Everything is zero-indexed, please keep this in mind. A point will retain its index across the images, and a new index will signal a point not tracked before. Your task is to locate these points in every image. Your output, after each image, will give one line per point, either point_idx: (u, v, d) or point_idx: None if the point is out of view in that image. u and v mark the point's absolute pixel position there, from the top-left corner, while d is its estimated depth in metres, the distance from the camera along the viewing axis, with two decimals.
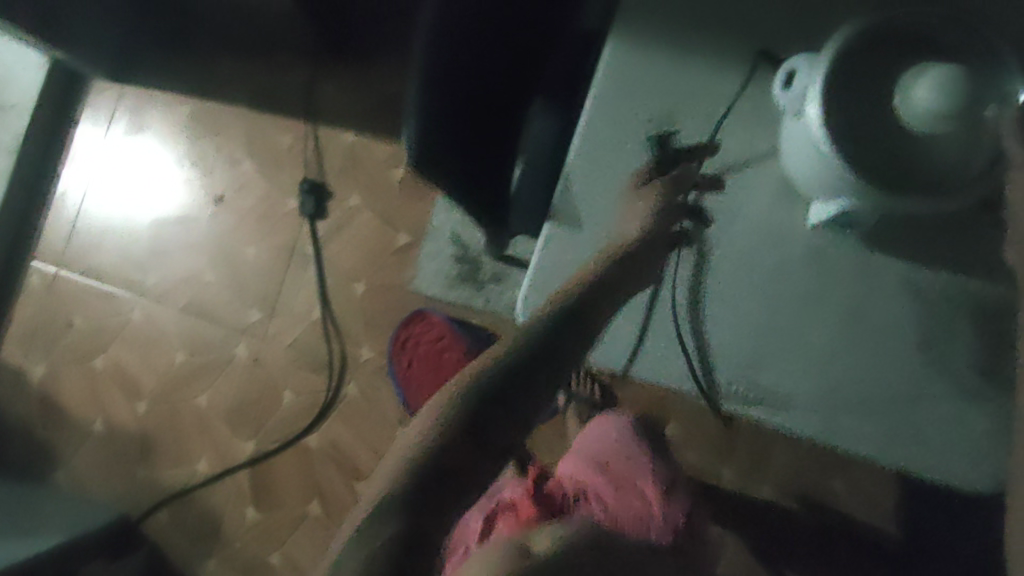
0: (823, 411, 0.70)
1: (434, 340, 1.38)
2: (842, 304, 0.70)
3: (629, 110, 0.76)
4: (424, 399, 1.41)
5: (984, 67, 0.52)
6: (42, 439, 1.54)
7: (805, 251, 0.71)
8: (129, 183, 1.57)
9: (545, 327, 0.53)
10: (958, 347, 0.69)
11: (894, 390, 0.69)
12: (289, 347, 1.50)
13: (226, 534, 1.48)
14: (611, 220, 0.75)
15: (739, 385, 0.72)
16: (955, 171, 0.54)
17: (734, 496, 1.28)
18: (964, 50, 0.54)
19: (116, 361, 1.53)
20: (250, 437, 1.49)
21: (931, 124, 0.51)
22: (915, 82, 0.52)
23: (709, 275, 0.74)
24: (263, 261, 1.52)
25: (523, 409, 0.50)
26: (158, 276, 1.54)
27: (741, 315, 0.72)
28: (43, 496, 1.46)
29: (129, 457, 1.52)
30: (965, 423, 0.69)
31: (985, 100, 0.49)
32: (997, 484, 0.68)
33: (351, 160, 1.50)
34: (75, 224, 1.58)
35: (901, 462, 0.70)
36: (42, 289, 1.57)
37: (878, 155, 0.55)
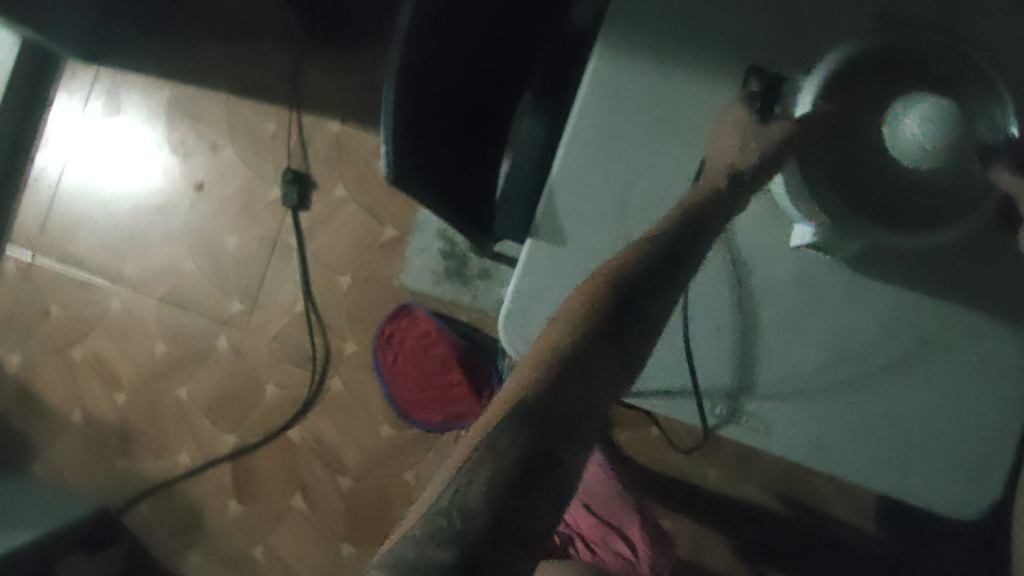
0: (813, 436, 0.71)
1: (420, 336, 1.41)
2: (832, 329, 0.70)
3: (612, 127, 0.74)
4: (411, 395, 1.42)
5: (963, 103, 0.59)
6: (21, 429, 1.51)
7: (795, 276, 0.70)
8: (107, 168, 1.53)
9: (637, 275, 0.39)
10: (945, 373, 0.69)
11: (884, 416, 0.70)
12: (272, 339, 1.47)
13: (209, 526, 1.48)
14: (594, 243, 0.75)
15: (731, 410, 0.72)
16: (944, 193, 0.60)
17: (716, 495, 1.30)
18: (947, 84, 0.60)
19: (95, 352, 1.50)
20: (233, 430, 1.47)
21: (925, 158, 0.56)
22: (905, 112, 0.56)
23: (699, 300, 0.72)
24: (245, 251, 1.48)
25: (617, 384, 0.36)
26: (137, 266, 1.51)
27: (733, 340, 0.72)
28: (21, 488, 1.44)
29: (109, 449, 1.50)
30: (956, 448, 0.70)
31: (976, 134, 0.57)
32: (983, 505, 0.70)
33: (336, 150, 1.47)
34: (51, 209, 1.54)
35: (890, 485, 0.72)
36: (15, 277, 1.52)
37: (863, 180, 0.60)
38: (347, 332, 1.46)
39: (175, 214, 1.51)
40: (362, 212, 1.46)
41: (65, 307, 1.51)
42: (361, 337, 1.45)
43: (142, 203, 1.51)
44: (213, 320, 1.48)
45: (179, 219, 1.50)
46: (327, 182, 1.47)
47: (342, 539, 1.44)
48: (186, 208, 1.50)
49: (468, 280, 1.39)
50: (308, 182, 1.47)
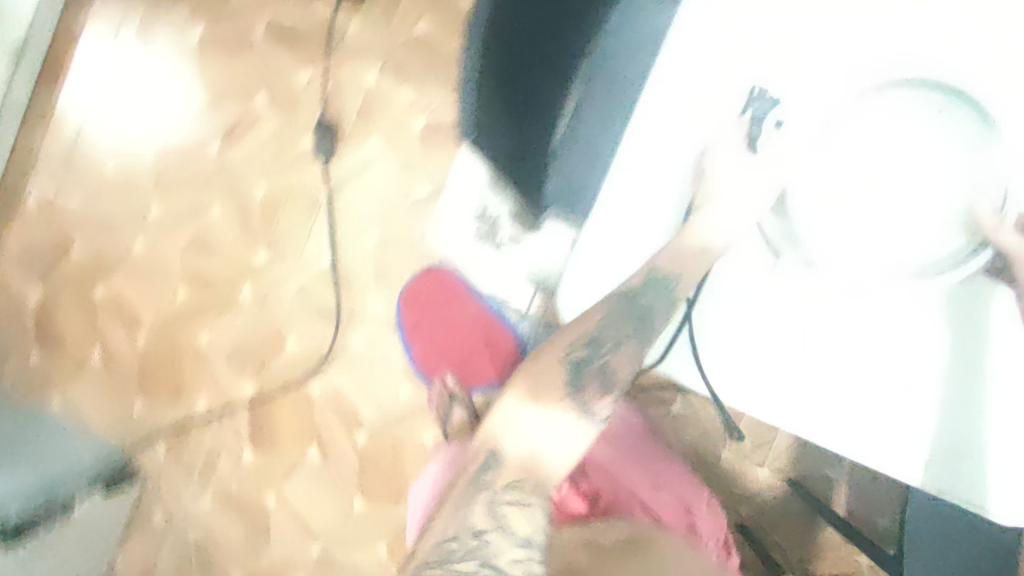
0: (804, 408, 0.82)
1: (445, 293, 1.39)
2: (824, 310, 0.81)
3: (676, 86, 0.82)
4: (433, 351, 1.41)
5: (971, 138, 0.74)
6: (40, 365, 1.51)
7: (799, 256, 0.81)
8: (133, 106, 1.49)
9: None
10: (931, 359, 0.79)
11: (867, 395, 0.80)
12: (296, 292, 1.46)
13: (224, 473, 1.49)
14: (637, 191, 0.85)
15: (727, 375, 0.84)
16: None
17: None
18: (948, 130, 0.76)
19: (117, 292, 1.49)
20: (252, 379, 1.47)
21: None
22: None
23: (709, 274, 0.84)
24: (273, 201, 1.46)
25: None
26: (162, 208, 1.48)
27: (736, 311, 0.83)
28: (36, 428, 1.42)
29: (128, 390, 1.50)
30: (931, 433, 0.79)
31: None
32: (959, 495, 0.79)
33: (371, 103, 1.44)
34: (76, 145, 1.50)
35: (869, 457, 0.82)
36: (39, 211, 1.50)
37: None
38: (373, 289, 1.44)
39: (202, 158, 1.47)
40: (394, 169, 1.44)
41: (88, 244, 1.49)
42: (386, 295, 1.44)
43: (169, 144, 1.48)
44: (238, 269, 1.47)
45: (206, 162, 1.47)
46: (360, 136, 1.44)
47: (356, 494, 1.45)
48: (214, 151, 1.47)
49: (497, 244, 1.37)
50: (341, 134, 1.44)
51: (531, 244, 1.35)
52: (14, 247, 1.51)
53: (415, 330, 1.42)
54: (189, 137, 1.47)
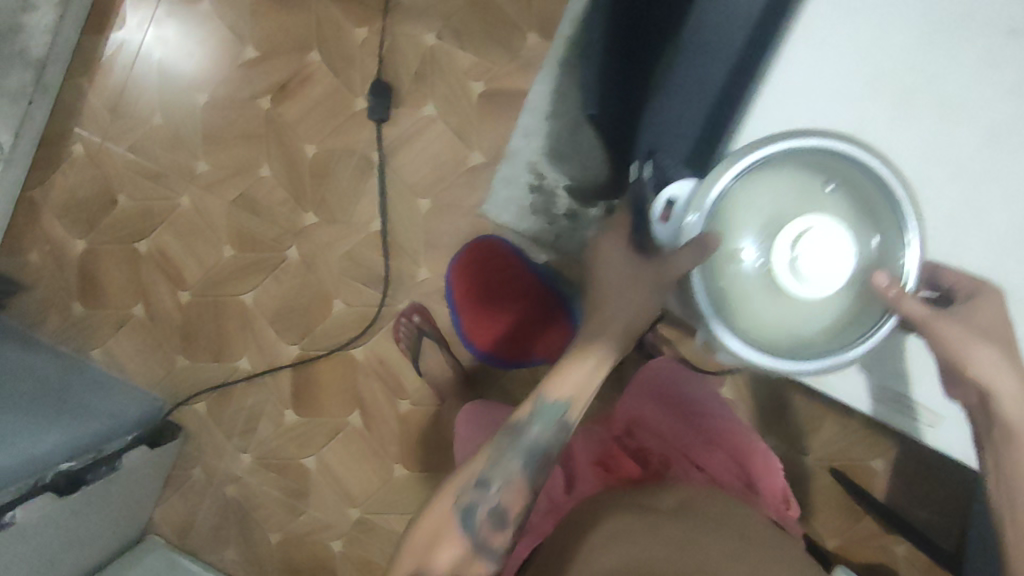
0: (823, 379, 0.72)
1: (501, 267, 1.37)
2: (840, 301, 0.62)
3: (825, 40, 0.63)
4: (476, 316, 1.40)
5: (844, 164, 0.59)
6: (80, 317, 1.49)
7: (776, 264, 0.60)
8: (185, 57, 1.44)
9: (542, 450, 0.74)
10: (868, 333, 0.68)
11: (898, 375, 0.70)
12: (343, 255, 1.44)
13: (263, 433, 1.49)
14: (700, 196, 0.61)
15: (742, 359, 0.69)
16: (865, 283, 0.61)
17: None
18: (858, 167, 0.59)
19: (162, 247, 1.47)
20: (296, 341, 1.46)
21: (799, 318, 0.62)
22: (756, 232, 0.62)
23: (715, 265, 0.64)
24: (324, 162, 1.43)
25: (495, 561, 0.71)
26: (210, 164, 1.45)
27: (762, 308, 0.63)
28: (80, 377, 1.41)
29: (170, 346, 1.49)
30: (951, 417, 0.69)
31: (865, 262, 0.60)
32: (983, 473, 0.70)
33: (429, 65, 1.40)
34: (123, 94, 1.45)
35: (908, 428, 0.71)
36: (83, 160, 1.47)
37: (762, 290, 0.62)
38: (421, 256, 1.42)
39: (252, 113, 1.43)
40: (449, 135, 1.40)
41: (134, 197, 1.46)
42: (435, 263, 1.42)
43: (219, 97, 1.44)
44: (285, 229, 1.44)
45: (256, 118, 1.43)
46: (416, 98, 1.40)
47: (395, 461, 1.45)
48: (265, 107, 1.43)
49: (554, 219, 1.34)
50: (396, 96, 1.41)
51: (587, 219, 1.33)
52: (56, 195, 1.48)
53: (464, 300, 1.39)
54: (240, 91, 1.43)
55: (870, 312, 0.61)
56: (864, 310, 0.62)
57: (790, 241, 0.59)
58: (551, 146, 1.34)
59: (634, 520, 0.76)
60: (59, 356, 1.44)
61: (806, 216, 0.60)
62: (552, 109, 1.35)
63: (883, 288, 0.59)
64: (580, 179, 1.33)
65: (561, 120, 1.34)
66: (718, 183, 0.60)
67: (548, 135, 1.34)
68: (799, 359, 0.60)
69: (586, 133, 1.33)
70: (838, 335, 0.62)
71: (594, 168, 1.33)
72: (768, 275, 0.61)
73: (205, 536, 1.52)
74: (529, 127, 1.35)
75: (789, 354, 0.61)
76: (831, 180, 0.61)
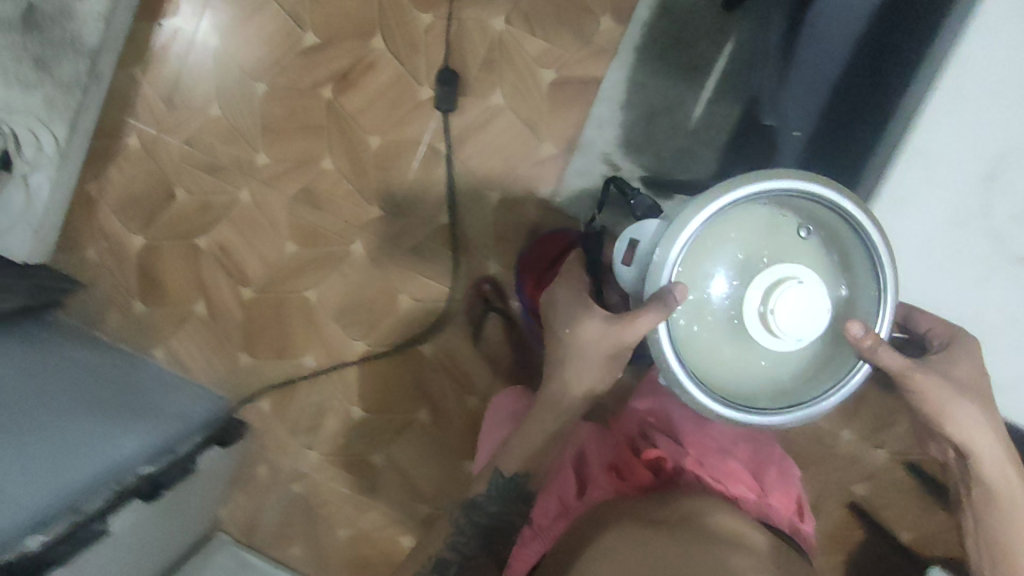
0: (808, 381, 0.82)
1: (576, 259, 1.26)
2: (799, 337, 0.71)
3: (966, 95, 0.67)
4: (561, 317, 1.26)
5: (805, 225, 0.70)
6: (142, 315, 1.48)
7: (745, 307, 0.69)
8: (241, 44, 1.38)
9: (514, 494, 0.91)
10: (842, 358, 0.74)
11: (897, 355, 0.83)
12: (409, 250, 1.40)
13: (328, 430, 1.47)
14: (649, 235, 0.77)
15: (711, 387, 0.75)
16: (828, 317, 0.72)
17: None
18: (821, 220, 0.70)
19: (223, 242, 1.44)
20: (362, 338, 1.43)
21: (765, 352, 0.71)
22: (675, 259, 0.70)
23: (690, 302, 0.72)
24: (388, 153, 1.38)
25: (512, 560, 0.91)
26: (270, 156, 1.40)
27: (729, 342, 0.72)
28: (145, 376, 1.39)
29: (233, 343, 1.47)
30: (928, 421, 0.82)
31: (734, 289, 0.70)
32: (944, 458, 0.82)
33: (498, 52, 1.34)
34: (178, 84, 1.40)
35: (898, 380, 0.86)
36: (139, 153, 1.43)
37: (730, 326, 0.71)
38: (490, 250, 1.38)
39: (313, 103, 1.38)
40: (518, 125, 1.35)
41: (193, 191, 1.43)
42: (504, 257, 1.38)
43: (278, 86, 1.38)
44: (349, 223, 1.40)
45: (317, 109, 1.38)
46: (484, 86, 1.35)
47: (465, 458, 1.42)
48: (327, 97, 1.38)
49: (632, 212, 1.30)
50: (464, 84, 1.35)
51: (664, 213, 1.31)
52: (112, 190, 1.44)
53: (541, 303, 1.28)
54: (300, 81, 1.38)
55: (842, 360, 0.72)
56: (831, 353, 0.73)
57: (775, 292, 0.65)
58: (629, 135, 1.31)
59: (636, 536, 0.71)
60: (121, 357, 1.42)
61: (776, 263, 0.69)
62: (631, 94, 1.31)
63: (859, 337, 0.68)
64: (659, 171, 1.31)
65: (639, 108, 1.31)
66: (694, 224, 0.68)
67: (625, 125, 1.31)
68: (760, 397, 0.72)
69: (664, 121, 1.30)
70: (809, 384, 0.73)
71: (673, 160, 1.30)
72: (734, 322, 0.70)
73: (270, 531, 1.51)
74: (605, 115, 1.32)
75: (763, 400, 0.72)
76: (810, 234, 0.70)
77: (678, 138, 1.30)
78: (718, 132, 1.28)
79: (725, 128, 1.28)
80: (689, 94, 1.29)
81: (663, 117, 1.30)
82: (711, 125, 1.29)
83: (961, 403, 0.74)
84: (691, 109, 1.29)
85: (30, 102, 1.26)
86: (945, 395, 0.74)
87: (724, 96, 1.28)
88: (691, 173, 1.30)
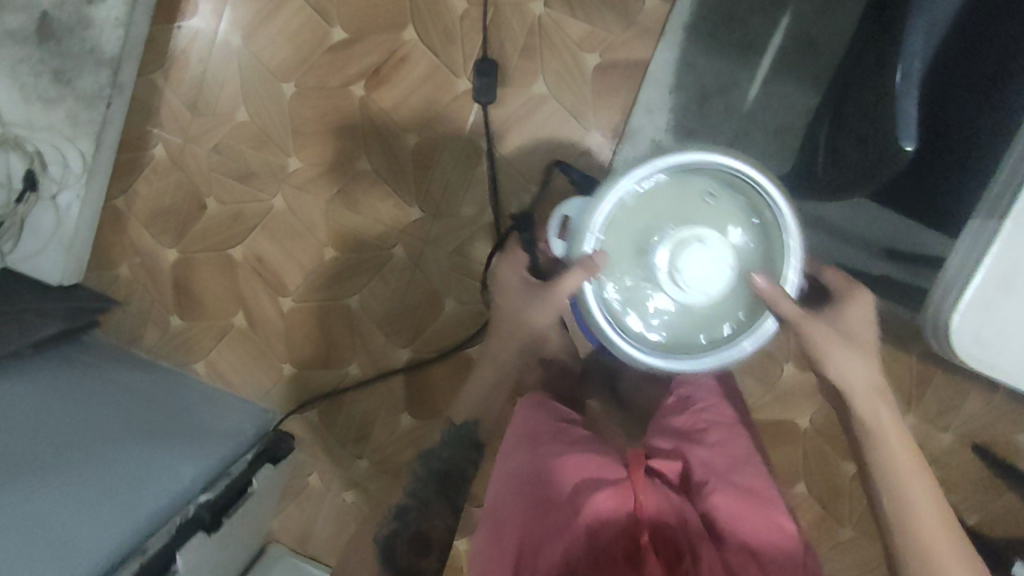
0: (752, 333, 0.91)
1: None
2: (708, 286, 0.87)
3: None
4: None
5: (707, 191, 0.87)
6: (180, 329, 1.44)
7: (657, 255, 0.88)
8: (266, 43, 1.31)
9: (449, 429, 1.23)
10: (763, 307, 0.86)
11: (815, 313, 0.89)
12: (453, 251, 1.34)
13: (378, 437, 1.43)
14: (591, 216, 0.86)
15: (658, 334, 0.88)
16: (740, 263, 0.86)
17: None
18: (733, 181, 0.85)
19: (260, 253, 1.39)
20: (408, 343, 1.39)
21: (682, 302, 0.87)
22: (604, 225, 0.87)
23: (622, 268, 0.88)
24: (426, 152, 1.31)
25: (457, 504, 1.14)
26: (303, 160, 1.34)
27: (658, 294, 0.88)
28: (179, 389, 1.34)
29: (275, 355, 1.43)
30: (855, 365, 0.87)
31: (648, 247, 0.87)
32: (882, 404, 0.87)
33: (538, 38, 1.26)
34: (202, 89, 1.34)
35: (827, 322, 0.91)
36: (166, 164, 1.37)
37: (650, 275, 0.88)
38: None
39: (344, 102, 1.31)
40: (563, 114, 1.27)
41: (225, 200, 1.37)
42: None
43: (307, 86, 1.32)
44: (389, 226, 1.34)
45: (349, 108, 1.31)
46: (525, 75, 1.27)
47: None
48: (359, 95, 1.31)
49: None
50: (503, 74, 1.28)
51: None
52: (141, 203, 1.39)
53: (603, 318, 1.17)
54: (330, 79, 1.31)
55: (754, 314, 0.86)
56: (741, 305, 0.86)
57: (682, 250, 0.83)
58: (680, 120, 1.24)
59: None
60: (154, 372, 1.37)
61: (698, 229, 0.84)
62: (681, 77, 1.23)
63: (761, 286, 0.83)
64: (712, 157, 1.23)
65: (690, 91, 1.23)
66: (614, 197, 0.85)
67: (677, 109, 1.24)
68: (693, 344, 0.88)
69: (716, 104, 1.23)
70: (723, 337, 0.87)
71: (725, 145, 1.23)
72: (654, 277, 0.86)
73: (324, 542, 1.49)
74: (655, 99, 1.24)
75: (677, 351, 0.88)
76: (727, 206, 0.88)
77: (732, 122, 1.22)
78: (773, 115, 1.21)
79: (780, 109, 1.21)
80: (743, 74, 1.22)
81: (715, 100, 1.23)
82: (766, 107, 1.21)
83: (851, 353, 0.87)
84: (746, 90, 1.22)
85: (53, 117, 1.23)
86: (835, 346, 0.86)
87: (780, 75, 1.20)
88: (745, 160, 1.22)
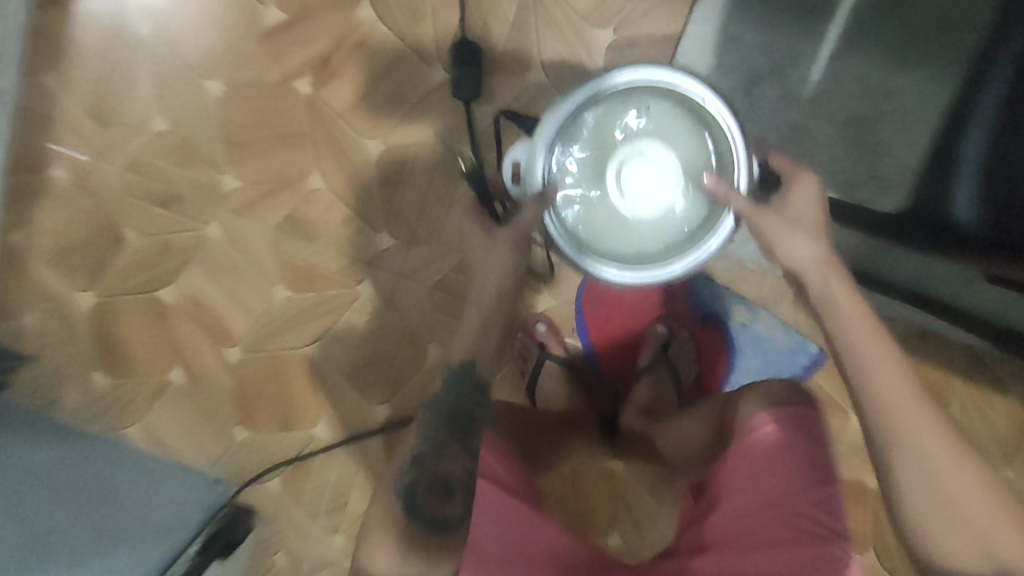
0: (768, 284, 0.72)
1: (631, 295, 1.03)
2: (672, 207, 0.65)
3: None
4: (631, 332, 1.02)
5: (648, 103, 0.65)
6: (105, 388, 1.16)
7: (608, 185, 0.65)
8: (185, 30, 1.02)
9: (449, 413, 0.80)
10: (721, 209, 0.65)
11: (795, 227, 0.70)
12: (435, 285, 1.07)
13: (356, 508, 1.18)
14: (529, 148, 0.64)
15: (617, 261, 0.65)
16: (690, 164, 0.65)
17: None
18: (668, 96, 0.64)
19: (196, 294, 1.12)
20: (384, 398, 1.13)
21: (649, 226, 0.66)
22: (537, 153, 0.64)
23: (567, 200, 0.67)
24: (393, 163, 1.03)
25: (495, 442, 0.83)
26: (239, 177, 1.06)
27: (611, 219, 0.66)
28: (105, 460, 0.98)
29: (224, 414, 1.17)
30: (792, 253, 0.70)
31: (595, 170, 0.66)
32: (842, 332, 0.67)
33: (533, 12, 0.98)
34: (107, 91, 1.05)
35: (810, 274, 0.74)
36: (71, 188, 1.09)
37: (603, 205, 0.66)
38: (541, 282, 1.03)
39: (286, 103, 1.02)
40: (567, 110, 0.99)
41: (148, 231, 1.10)
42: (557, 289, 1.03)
43: (238, 84, 1.03)
44: (354, 258, 1.07)
45: (292, 111, 1.03)
46: (515, 62, 0.99)
47: None
48: (305, 93, 1.02)
49: None
50: (488, 59, 0.99)
51: None
52: (44, 237, 1.11)
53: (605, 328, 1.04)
54: (266, 75, 1.02)
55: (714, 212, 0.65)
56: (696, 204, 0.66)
57: (629, 155, 0.64)
58: None
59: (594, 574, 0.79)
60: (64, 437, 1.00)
61: (643, 121, 0.66)
62: (720, 58, 0.94)
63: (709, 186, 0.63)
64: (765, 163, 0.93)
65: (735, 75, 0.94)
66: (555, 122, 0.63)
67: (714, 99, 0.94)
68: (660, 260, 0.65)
69: (767, 92, 0.93)
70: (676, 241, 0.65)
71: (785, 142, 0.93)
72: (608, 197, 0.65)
73: None
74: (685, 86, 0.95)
75: (646, 264, 0.65)
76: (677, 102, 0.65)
77: (791, 113, 0.93)
78: (847, 97, 0.91)
79: (858, 91, 0.91)
80: (806, 48, 0.91)
81: (766, 84, 0.93)
82: (838, 90, 0.91)
83: (791, 231, 0.68)
84: (807, 70, 0.92)
85: None
86: (777, 228, 0.68)
87: (856, 44, 0.90)
88: (814, 160, 0.93)
